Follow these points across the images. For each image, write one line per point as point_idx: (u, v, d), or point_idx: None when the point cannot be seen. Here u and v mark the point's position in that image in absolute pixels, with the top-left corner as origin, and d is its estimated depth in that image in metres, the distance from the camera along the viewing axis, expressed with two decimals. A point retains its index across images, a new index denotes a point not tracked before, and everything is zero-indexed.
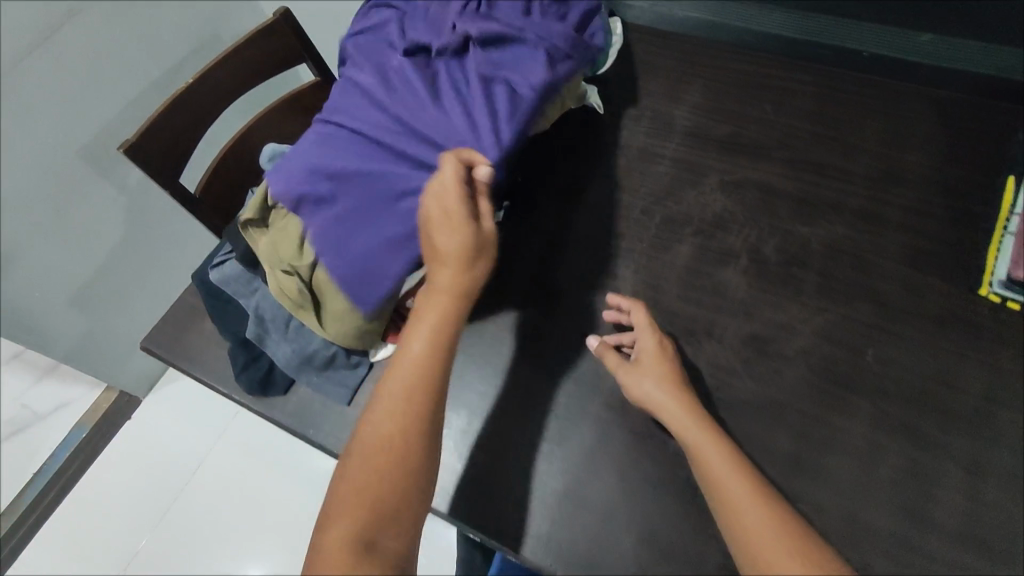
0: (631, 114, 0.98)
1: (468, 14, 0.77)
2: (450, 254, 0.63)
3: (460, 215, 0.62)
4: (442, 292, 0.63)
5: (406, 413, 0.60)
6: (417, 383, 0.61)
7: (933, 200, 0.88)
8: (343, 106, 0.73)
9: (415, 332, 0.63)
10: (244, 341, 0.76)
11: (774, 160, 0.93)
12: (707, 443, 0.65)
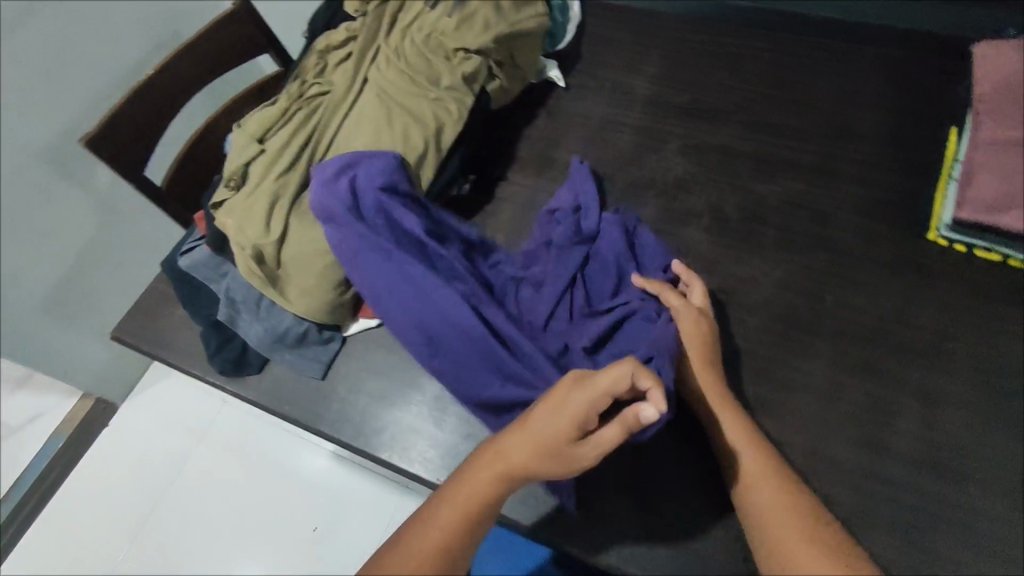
0: (589, 85, 0.97)
1: (579, 301, 0.74)
2: (537, 457, 0.57)
3: (570, 436, 0.56)
4: (496, 482, 0.59)
5: (433, 553, 0.57)
6: (446, 552, 0.58)
7: (888, 152, 0.84)
8: (446, 343, 0.71)
9: (454, 494, 0.60)
10: (216, 324, 0.83)
11: (731, 124, 0.90)
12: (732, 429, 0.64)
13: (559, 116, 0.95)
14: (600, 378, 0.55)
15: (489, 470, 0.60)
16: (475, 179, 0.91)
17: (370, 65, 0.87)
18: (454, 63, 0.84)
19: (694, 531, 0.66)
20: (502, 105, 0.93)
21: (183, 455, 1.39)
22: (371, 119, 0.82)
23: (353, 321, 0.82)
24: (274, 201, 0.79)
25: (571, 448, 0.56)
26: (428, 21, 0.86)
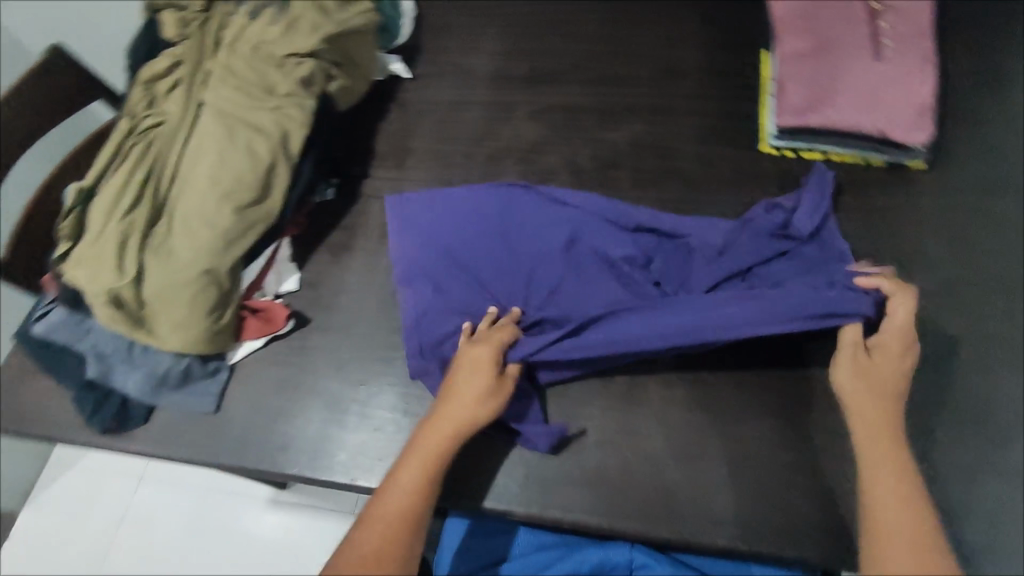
0: (433, 72, 0.99)
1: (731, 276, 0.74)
2: (470, 409, 0.65)
3: (489, 378, 0.67)
4: (438, 445, 0.64)
5: (395, 528, 0.61)
6: (407, 517, 0.62)
7: (714, 83, 0.91)
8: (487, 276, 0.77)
9: (406, 467, 0.64)
10: (88, 385, 0.78)
11: (573, 83, 0.94)
12: (885, 464, 0.61)
13: (411, 106, 0.97)
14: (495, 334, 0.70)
15: (431, 436, 0.65)
16: (339, 182, 0.91)
17: (201, 88, 0.84)
18: (287, 70, 0.83)
19: (606, 464, 0.70)
20: (351, 104, 0.92)
21: (106, 545, 1.28)
22: (211, 139, 0.79)
23: (236, 347, 0.79)
24: (123, 241, 0.75)
25: (492, 392, 0.66)
26: (253, 33, 0.85)
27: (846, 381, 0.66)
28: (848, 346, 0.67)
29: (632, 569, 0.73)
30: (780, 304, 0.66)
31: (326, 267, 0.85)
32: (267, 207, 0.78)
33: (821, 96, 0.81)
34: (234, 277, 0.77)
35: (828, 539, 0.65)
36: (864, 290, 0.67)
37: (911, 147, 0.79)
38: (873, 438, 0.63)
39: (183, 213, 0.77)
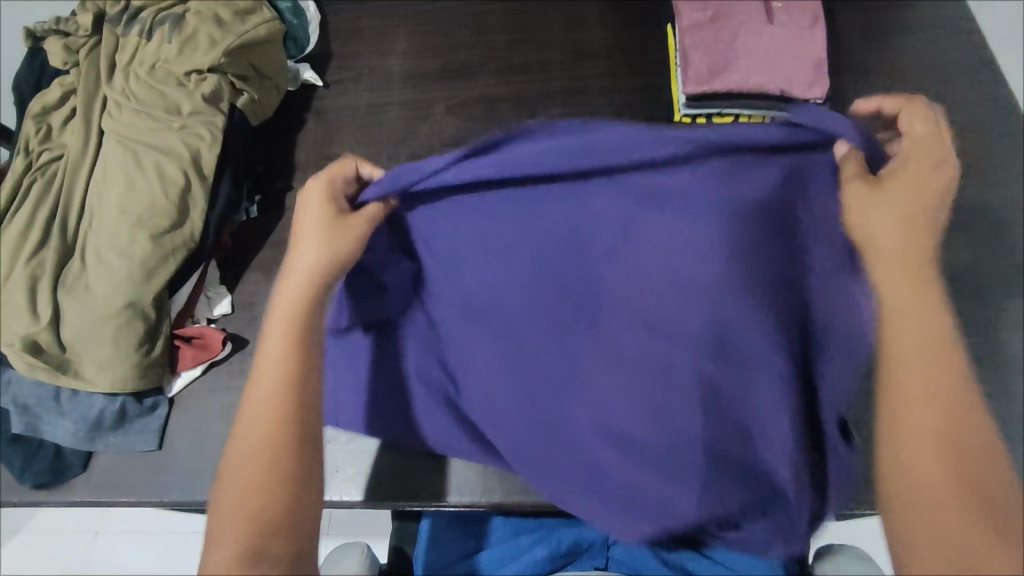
0: (347, 78, 0.98)
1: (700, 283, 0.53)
2: (312, 250, 0.55)
3: (321, 211, 0.56)
4: (296, 298, 0.55)
5: (286, 379, 0.52)
6: (278, 381, 0.52)
7: (624, 61, 0.94)
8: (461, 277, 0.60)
9: (271, 329, 0.54)
10: (16, 440, 0.74)
11: (487, 74, 0.95)
12: (919, 340, 0.47)
13: (327, 114, 0.95)
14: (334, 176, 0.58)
15: (286, 293, 0.56)
16: (262, 199, 0.88)
17: (101, 117, 0.81)
18: (190, 88, 0.80)
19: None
20: (265, 117, 0.90)
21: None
22: (116, 167, 0.76)
23: (174, 379, 0.76)
24: (34, 283, 0.72)
25: (334, 220, 0.56)
26: (148, 54, 0.82)
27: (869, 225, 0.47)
28: (848, 181, 0.47)
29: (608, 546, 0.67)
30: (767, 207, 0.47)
31: (257, 285, 0.83)
32: (185, 233, 0.75)
33: (721, 63, 0.82)
34: (161, 307, 0.74)
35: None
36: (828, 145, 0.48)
37: (812, 101, 0.82)
38: (911, 394, 0.45)
39: (94, 248, 0.73)
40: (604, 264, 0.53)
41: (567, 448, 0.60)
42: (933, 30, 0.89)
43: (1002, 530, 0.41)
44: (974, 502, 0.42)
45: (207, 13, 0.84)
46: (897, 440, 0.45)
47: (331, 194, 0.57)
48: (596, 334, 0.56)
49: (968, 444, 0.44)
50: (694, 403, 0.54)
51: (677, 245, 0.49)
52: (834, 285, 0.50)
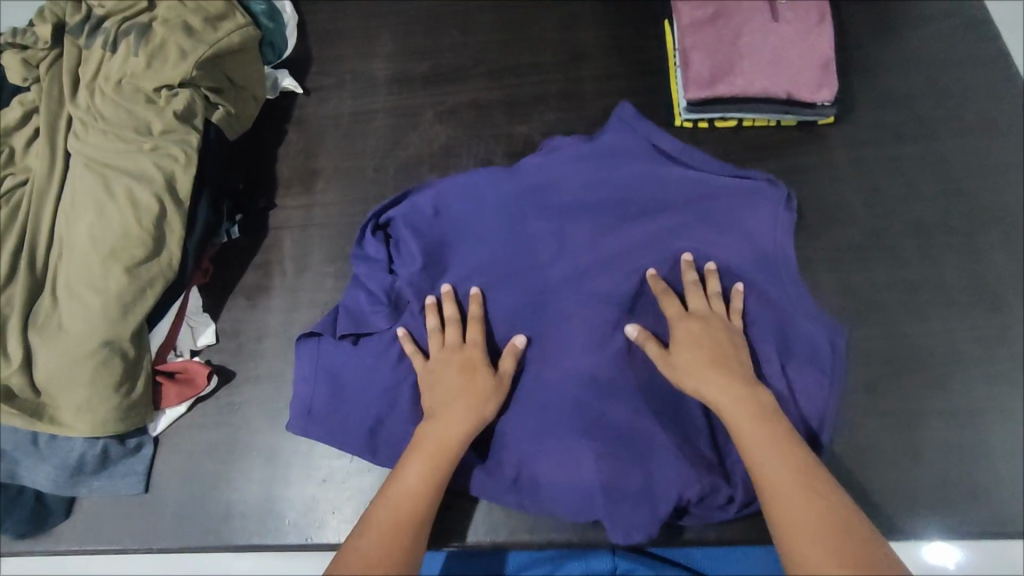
0: (329, 84, 0.92)
1: (630, 244, 0.72)
2: (462, 403, 0.65)
3: (475, 364, 0.67)
4: (437, 432, 0.63)
5: (417, 505, 0.59)
6: (407, 515, 0.58)
7: (621, 61, 0.89)
8: (465, 255, 0.73)
9: (410, 463, 0.61)
10: None
11: (476, 77, 0.90)
12: (769, 447, 0.57)
13: (309, 124, 0.90)
14: (469, 330, 0.70)
15: (433, 433, 0.63)
16: (244, 218, 0.83)
17: (66, 137, 0.75)
18: (161, 105, 0.75)
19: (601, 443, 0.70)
20: (244, 130, 0.84)
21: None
22: (85, 194, 0.71)
23: (158, 417, 0.72)
24: (4, 324, 0.68)
25: (478, 378, 0.66)
26: (114, 68, 0.76)
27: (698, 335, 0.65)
28: (678, 316, 0.67)
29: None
30: (677, 186, 0.73)
31: (242, 311, 0.79)
32: (162, 263, 0.70)
33: (725, 65, 0.78)
34: (140, 343, 0.69)
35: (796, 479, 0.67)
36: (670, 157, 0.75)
37: (819, 104, 0.78)
38: (777, 488, 0.55)
39: (66, 282, 0.69)
40: (555, 256, 0.73)
41: (553, 409, 0.69)
42: (942, 22, 0.85)
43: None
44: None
45: (175, 21, 0.78)
46: (784, 530, 0.53)
47: (479, 352, 0.68)
48: (559, 305, 0.72)
49: (837, 521, 0.52)
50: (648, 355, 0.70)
51: (594, 235, 0.73)
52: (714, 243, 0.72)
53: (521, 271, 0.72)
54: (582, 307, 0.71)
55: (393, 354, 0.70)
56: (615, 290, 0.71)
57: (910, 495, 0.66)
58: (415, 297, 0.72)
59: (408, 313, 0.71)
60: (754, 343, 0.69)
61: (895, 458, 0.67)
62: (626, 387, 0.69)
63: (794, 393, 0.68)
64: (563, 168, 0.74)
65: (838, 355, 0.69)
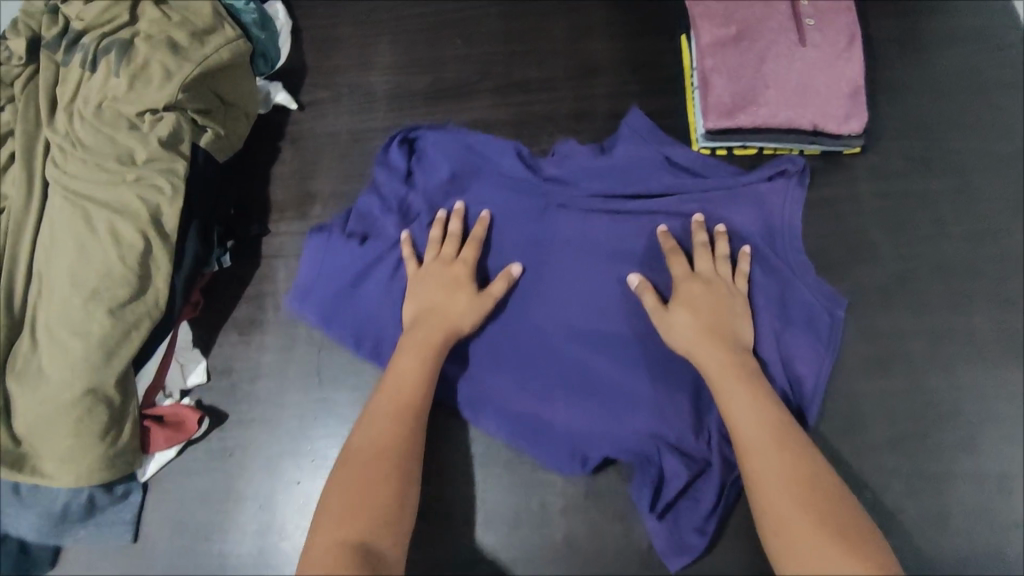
0: (325, 98, 0.87)
1: (634, 198, 0.72)
2: (450, 302, 0.66)
3: (465, 275, 0.67)
4: (428, 334, 0.64)
5: (408, 403, 0.61)
6: (406, 404, 0.61)
7: (634, 78, 0.84)
8: (478, 183, 0.74)
9: (402, 359, 0.63)
10: None
11: (481, 94, 0.85)
12: (749, 409, 0.59)
13: (304, 142, 0.85)
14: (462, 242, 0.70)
15: (421, 331, 0.65)
16: (235, 244, 0.79)
17: (45, 163, 0.71)
18: (145, 130, 0.70)
19: (609, 478, 0.67)
20: (235, 150, 0.79)
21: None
22: (64, 228, 0.67)
23: (147, 461, 0.69)
24: None
25: (466, 286, 0.67)
26: (94, 89, 0.71)
27: (703, 321, 0.63)
28: (681, 276, 0.66)
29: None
30: (686, 185, 0.71)
31: (234, 346, 0.75)
32: (148, 301, 0.67)
33: (747, 92, 0.73)
34: (127, 387, 0.66)
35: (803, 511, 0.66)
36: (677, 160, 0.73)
37: (846, 135, 0.73)
38: (754, 447, 0.57)
39: (47, 323, 0.65)
40: (561, 211, 0.71)
41: (543, 353, 0.69)
42: (981, 42, 0.79)
43: (853, 539, 0.50)
44: (824, 523, 0.51)
45: (159, 37, 0.73)
46: (756, 482, 0.55)
47: (468, 260, 0.68)
48: (558, 254, 0.71)
49: (806, 474, 0.55)
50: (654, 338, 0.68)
51: (601, 204, 0.71)
52: (724, 205, 0.71)
53: (531, 204, 0.72)
54: (585, 238, 0.71)
55: (391, 261, 0.71)
56: (627, 249, 0.71)
57: (931, 558, 0.64)
58: (424, 210, 0.73)
59: (415, 224, 0.72)
60: (755, 309, 0.68)
61: (915, 517, 0.65)
62: (619, 339, 0.68)
63: (787, 360, 0.68)
64: (577, 178, 0.73)
65: (835, 327, 0.68)
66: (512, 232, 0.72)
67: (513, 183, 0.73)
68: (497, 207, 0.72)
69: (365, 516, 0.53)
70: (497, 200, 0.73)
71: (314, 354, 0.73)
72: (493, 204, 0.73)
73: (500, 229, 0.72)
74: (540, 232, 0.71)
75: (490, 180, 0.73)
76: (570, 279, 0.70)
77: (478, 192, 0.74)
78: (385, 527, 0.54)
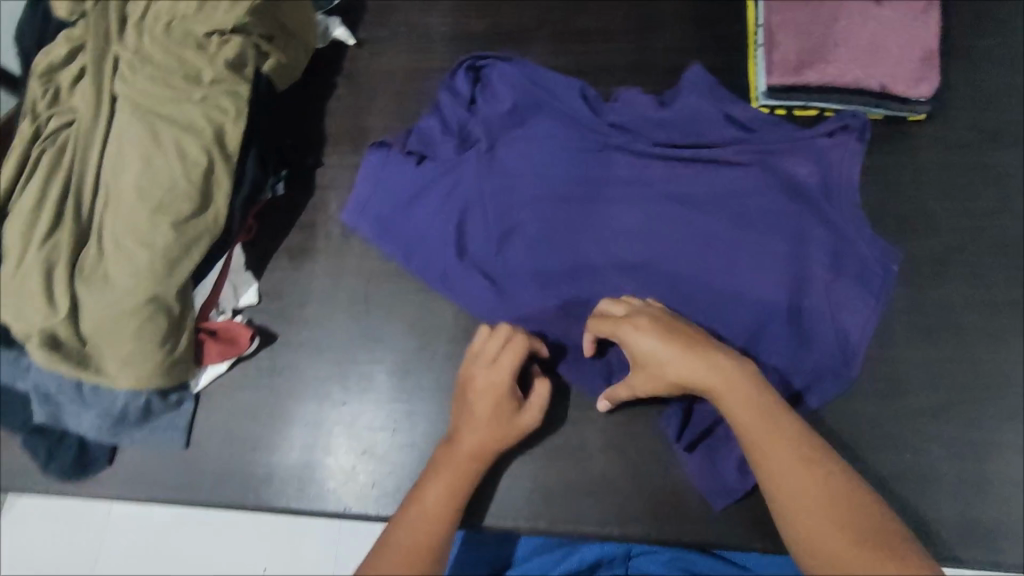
0: (383, 37, 0.87)
1: (690, 145, 0.74)
2: (486, 428, 0.63)
3: (509, 406, 0.64)
4: (467, 463, 0.62)
5: (431, 535, 0.57)
6: (422, 544, 0.57)
7: (696, 33, 0.83)
8: (536, 115, 0.77)
9: (430, 487, 0.60)
10: (37, 428, 0.70)
11: (540, 42, 0.85)
12: (753, 420, 0.57)
13: (360, 79, 0.86)
14: (503, 342, 0.65)
15: (457, 454, 0.62)
16: (290, 173, 0.80)
17: (112, 78, 0.72)
18: (212, 52, 0.71)
19: (646, 422, 0.68)
20: (292, 80, 0.80)
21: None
22: (132, 141, 0.69)
23: (199, 373, 0.72)
24: (49, 272, 0.66)
25: (503, 409, 0.64)
26: (164, 8, 0.72)
27: (678, 334, 0.61)
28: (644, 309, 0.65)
29: (629, 558, 0.75)
30: (744, 141, 0.74)
31: (286, 272, 0.77)
32: (209, 218, 0.69)
33: (816, 50, 0.72)
34: (185, 299, 0.68)
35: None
36: (734, 116, 0.75)
37: (912, 100, 0.72)
38: (779, 464, 0.55)
39: (114, 232, 0.67)
40: (612, 151, 0.75)
41: (586, 278, 0.72)
42: None
43: (896, 553, 0.50)
44: (867, 540, 0.51)
45: None
46: (787, 505, 0.54)
47: (509, 374, 0.64)
48: (614, 190, 0.74)
49: (826, 487, 0.54)
50: (703, 278, 0.71)
51: (652, 144, 0.75)
52: (781, 157, 0.72)
53: (586, 140, 0.76)
54: (634, 176, 0.75)
55: (446, 183, 0.76)
56: (685, 192, 0.73)
57: (971, 523, 0.64)
58: (484, 137, 0.77)
59: (475, 150, 0.76)
60: (807, 257, 0.70)
61: (955, 483, 0.65)
62: (667, 276, 0.72)
63: (836, 313, 0.69)
64: (632, 123, 0.76)
65: (887, 280, 0.69)
66: (564, 166, 0.75)
67: (573, 119, 0.77)
68: (554, 136, 0.76)
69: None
70: (555, 136, 0.76)
71: (362, 284, 0.76)
72: (549, 137, 0.76)
73: (552, 162, 0.75)
74: (593, 170, 0.75)
75: (549, 115, 0.77)
76: (622, 215, 0.74)
77: (539, 124, 0.77)
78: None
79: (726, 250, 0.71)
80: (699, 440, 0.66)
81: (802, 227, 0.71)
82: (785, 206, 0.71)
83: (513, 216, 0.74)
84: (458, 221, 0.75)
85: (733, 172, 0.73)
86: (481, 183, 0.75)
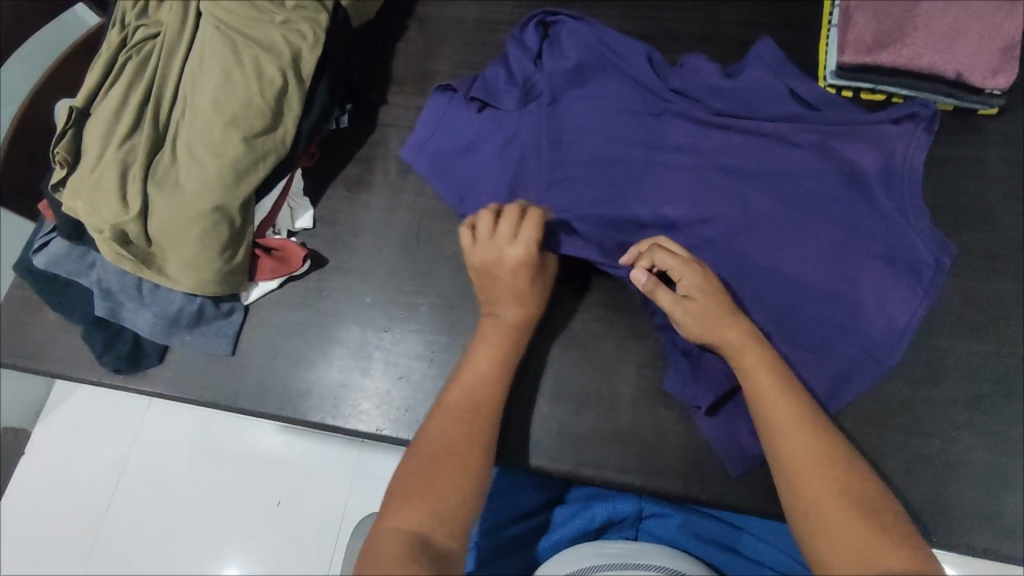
0: None
1: (753, 118, 0.74)
2: (519, 301, 0.66)
3: (529, 277, 0.66)
4: (508, 329, 0.66)
5: (480, 396, 0.62)
6: (482, 401, 0.62)
7: (769, 10, 0.82)
8: (601, 74, 0.78)
9: (479, 354, 0.65)
10: (97, 321, 0.75)
11: (610, 5, 0.85)
12: (768, 388, 0.60)
13: (430, 25, 0.87)
14: (524, 226, 0.65)
15: (496, 325, 0.66)
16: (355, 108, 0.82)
17: None
18: None
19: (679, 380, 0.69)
20: (367, 18, 0.83)
21: (105, 501, 1.15)
22: (213, 55, 0.71)
23: (251, 287, 0.75)
24: (125, 170, 0.69)
25: (534, 288, 0.67)
26: None
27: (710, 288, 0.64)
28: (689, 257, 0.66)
29: (640, 519, 0.73)
30: (810, 119, 0.73)
31: (342, 201, 0.80)
32: (277, 139, 0.71)
33: (893, 33, 0.71)
34: (246, 213, 0.71)
35: (862, 444, 0.67)
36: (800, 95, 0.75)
37: (986, 91, 0.71)
38: (786, 424, 0.58)
39: (187, 140, 0.70)
40: (674, 117, 0.75)
41: (632, 237, 0.73)
42: None
43: (885, 523, 0.53)
44: (856, 502, 0.54)
45: None
46: (789, 460, 0.57)
47: (532, 254, 0.65)
48: (672, 155, 0.74)
49: (827, 455, 0.56)
50: (750, 250, 0.70)
51: (714, 114, 0.75)
52: (846, 137, 0.72)
53: (649, 104, 0.76)
54: (693, 143, 0.74)
55: (504, 131, 0.77)
56: (741, 165, 0.73)
57: (1000, 512, 0.64)
58: (547, 91, 0.77)
59: (536, 103, 0.77)
60: (859, 240, 0.69)
61: (986, 472, 0.65)
62: (715, 242, 0.71)
63: (882, 299, 0.68)
64: (696, 92, 0.76)
65: (940, 271, 0.68)
66: (624, 127, 0.75)
67: (638, 83, 0.77)
68: (617, 96, 0.76)
69: (434, 507, 0.54)
70: (617, 97, 0.76)
71: (414, 220, 0.78)
72: (612, 97, 0.76)
73: (612, 122, 0.76)
74: (651, 134, 0.75)
75: (614, 77, 0.77)
76: (678, 178, 0.73)
77: (603, 83, 0.77)
78: (452, 525, 0.54)
79: (779, 224, 0.71)
80: (723, 403, 0.67)
81: (854, 214, 0.70)
82: (840, 189, 0.71)
83: (567, 170, 0.75)
84: (512, 172, 0.75)
85: (793, 150, 0.72)
86: (539, 135, 0.76)
